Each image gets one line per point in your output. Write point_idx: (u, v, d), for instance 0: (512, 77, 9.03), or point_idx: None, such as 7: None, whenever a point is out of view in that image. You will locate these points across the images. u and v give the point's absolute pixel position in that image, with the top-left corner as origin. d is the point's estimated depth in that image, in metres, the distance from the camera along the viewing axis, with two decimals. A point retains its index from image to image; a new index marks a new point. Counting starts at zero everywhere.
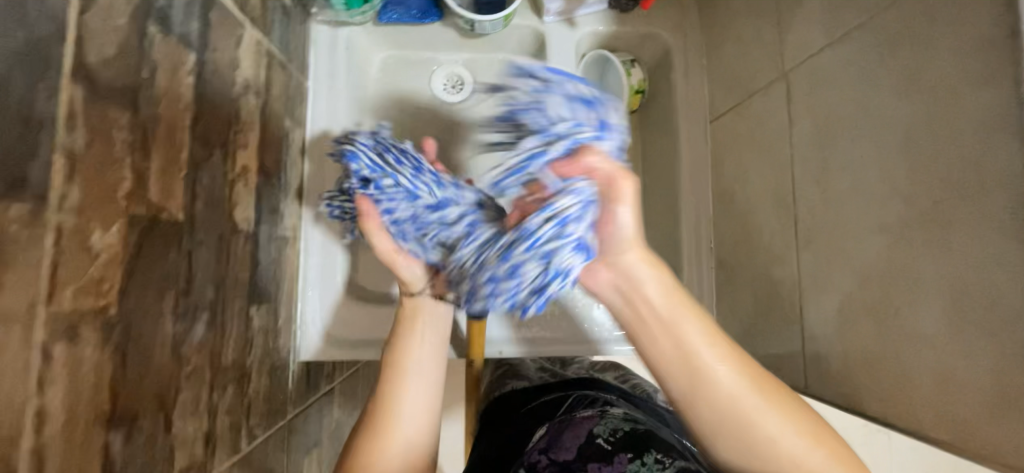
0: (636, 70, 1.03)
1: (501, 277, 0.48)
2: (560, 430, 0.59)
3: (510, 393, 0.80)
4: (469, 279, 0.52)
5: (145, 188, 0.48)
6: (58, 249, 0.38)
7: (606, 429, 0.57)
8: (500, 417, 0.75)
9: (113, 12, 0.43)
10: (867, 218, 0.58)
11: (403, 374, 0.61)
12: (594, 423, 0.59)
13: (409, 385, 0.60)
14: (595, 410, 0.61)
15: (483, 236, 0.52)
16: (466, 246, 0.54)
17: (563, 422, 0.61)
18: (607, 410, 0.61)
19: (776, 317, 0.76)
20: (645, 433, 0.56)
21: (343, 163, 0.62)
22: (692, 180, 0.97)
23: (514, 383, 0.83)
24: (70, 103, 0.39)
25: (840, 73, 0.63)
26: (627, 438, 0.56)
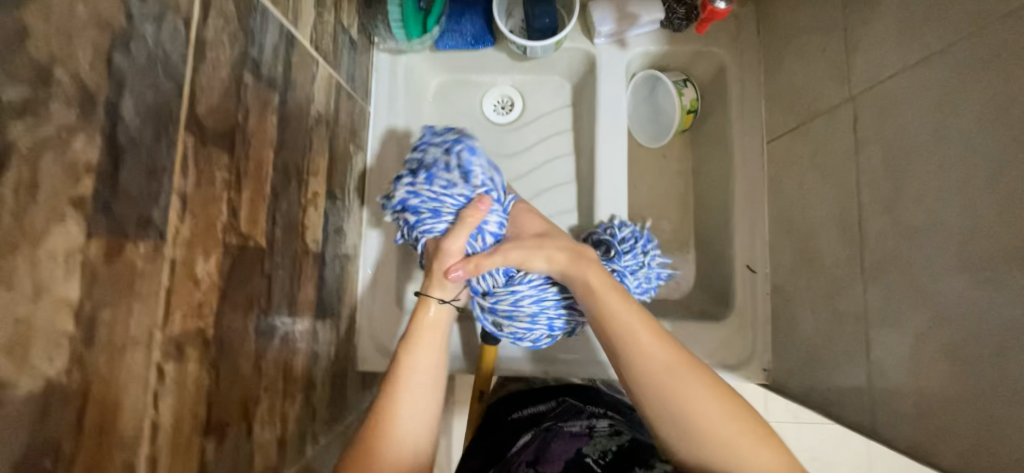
0: (688, 89, 1.01)
1: (555, 325, 0.75)
2: (548, 443, 0.62)
3: (508, 394, 0.83)
4: (523, 317, 0.73)
5: (237, 219, 0.53)
6: (172, 279, 0.44)
7: (596, 450, 0.60)
8: (491, 416, 0.79)
9: (218, 66, 0.49)
10: (949, 255, 0.55)
11: (413, 382, 0.63)
12: (584, 442, 0.61)
13: (418, 393, 0.62)
14: (583, 426, 0.64)
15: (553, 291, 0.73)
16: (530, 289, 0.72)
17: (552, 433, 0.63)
18: (595, 427, 0.64)
19: (837, 351, 0.72)
20: (631, 451, 0.59)
21: (451, 161, 0.69)
22: (746, 201, 0.94)
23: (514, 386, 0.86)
24: (184, 150, 0.44)
25: (917, 99, 0.59)
26: (616, 458, 0.59)
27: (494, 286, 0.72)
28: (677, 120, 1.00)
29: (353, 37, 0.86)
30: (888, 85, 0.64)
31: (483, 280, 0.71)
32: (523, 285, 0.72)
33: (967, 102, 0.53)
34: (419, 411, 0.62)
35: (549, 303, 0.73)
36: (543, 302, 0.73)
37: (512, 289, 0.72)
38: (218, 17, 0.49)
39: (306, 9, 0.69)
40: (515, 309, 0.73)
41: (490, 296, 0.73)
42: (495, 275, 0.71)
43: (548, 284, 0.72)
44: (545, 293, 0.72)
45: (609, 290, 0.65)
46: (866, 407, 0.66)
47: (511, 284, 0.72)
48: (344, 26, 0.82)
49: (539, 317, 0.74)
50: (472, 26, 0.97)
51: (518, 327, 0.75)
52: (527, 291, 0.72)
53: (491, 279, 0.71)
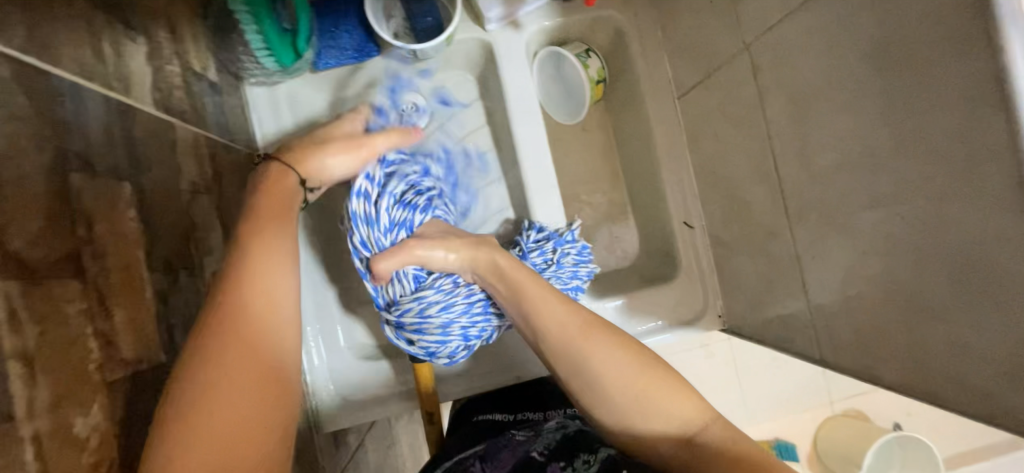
0: (593, 60, 0.98)
1: (467, 332, 0.73)
2: (497, 447, 0.61)
3: (463, 410, 0.82)
4: (431, 332, 0.71)
5: (118, 347, 0.45)
6: (43, 458, 0.36)
7: (541, 445, 0.59)
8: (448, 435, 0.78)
9: (27, 182, 0.39)
10: (860, 194, 0.57)
11: (253, 312, 0.50)
12: (531, 441, 0.60)
13: (264, 337, 0.49)
14: (532, 427, 0.63)
15: (458, 300, 0.72)
16: (433, 299, 0.71)
17: (503, 437, 0.62)
18: (544, 425, 0.63)
19: (779, 293, 0.75)
20: (577, 439, 0.58)
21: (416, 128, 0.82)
22: (670, 161, 0.94)
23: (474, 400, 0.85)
24: (8, 303, 0.36)
25: (804, 44, 0.60)
26: (560, 448, 0.58)
27: (400, 296, 0.72)
28: (588, 93, 0.97)
29: (212, 80, 0.75)
30: (778, 30, 0.64)
31: (390, 289, 0.72)
32: (431, 290, 0.71)
33: (850, 43, 0.54)
34: (269, 352, 0.48)
35: (460, 309, 0.72)
36: (453, 306, 0.71)
37: (417, 296, 0.71)
38: (6, 121, 0.39)
39: (137, 67, 0.57)
40: (425, 320, 0.71)
41: (397, 308, 0.72)
42: (403, 284, 0.72)
43: (459, 285, 0.72)
44: (454, 297, 0.71)
45: (523, 275, 0.66)
46: (812, 341, 0.70)
47: (418, 291, 0.71)
48: (195, 71, 0.71)
49: (450, 326, 0.72)
50: (350, 37, 0.87)
51: (431, 340, 0.72)
52: (436, 296, 0.71)
53: (399, 287, 0.72)
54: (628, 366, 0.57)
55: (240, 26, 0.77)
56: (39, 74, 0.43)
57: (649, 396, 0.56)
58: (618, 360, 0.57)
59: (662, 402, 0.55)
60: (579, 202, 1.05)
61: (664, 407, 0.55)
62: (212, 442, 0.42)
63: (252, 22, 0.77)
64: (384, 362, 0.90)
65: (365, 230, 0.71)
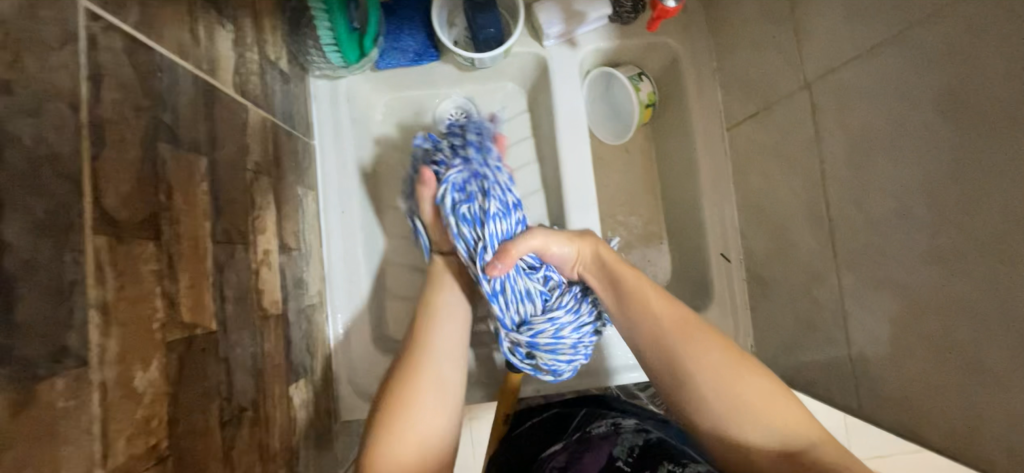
0: (645, 84, 0.99)
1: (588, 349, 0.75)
2: (580, 452, 0.65)
3: (527, 411, 0.86)
4: (563, 348, 0.72)
5: (178, 310, 0.47)
6: (105, 405, 0.38)
7: (624, 450, 0.63)
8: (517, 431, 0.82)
9: (124, 146, 0.43)
10: (917, 245, 0.55)
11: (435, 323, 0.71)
12: (613, 445, 0.64)
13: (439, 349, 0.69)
14: (609, 430, 0.68)
15: (579, 312, 0.73)
16: (560, 313, 0.72)
17: (583, 443, 0.67)
18: (621, 427, 0.67)
19: (818, 336, 0.73)
20: (658, 447, 0.61)
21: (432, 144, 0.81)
22: (713, 191, 0.94)
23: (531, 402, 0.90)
24: (96, 255, 0.38)
25: (871, 88, 0.59)
26: (643, 455, 0.60)
27: (529, 315, 0.71)
28: (637, 117, 0.99)
29: (282, 69, 0.79)
30: (842, 71, 0.64)
31: (518, 304, 0.71)
32: (561, 311, 0.72)
33: (922, 90, 0.53)
34: (442, 357, 0.68)
35: (586, 329, 0.74)
36: (580, 327, 0.73)
37: (549, 316, 0.71)
38: (114, 89, 0.42)
39: (223, 51, 0.61)
40: (558, 340, 0.71)
41: (529, 327, 0.71)
42: (533, 302, 0.72)
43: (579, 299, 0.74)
44: (580, 317, 0.73)
45: (632, 275, 0.69)
46: (850, 390, 0.68)
47: (548, 310, 0.72)
48: (270, 59, 0.75)
49: (579, 347, 0.74)
50: (413, 41, 0.91)
51: (559, 362, 0.73)
52: (567, 316, 0.71)
53: (529, 306, 0.71)
54: (720, 364, 0.61)
55: (315, 22, 0.80)
56: (145, 48, 0.46)
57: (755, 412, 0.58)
58: (714, 360, 0.61)
59: (765, 414, 0.58)
60: (615, 222, 1.05)
61: (765, 417, 0.58)
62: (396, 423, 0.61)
63: (325, 18, 0.80)
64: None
65: (498, 225, 0.71)
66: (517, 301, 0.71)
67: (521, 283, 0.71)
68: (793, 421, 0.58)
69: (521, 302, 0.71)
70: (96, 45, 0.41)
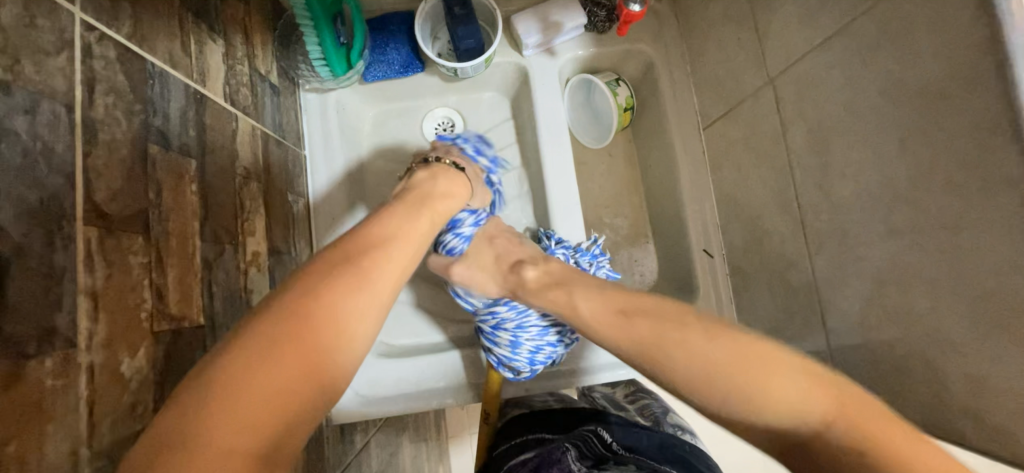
0: (622, 88, 1.03)
1: (535, 354, 0.77)
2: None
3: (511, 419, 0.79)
4: (504, 344, 0.77)
5: (166, 303, 0.50)
6: (92, 388, 0.40)
7: None
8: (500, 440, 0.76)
9: (116, 145, 0.46)
10: (875, 223, 0.58)
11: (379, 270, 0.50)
12: None
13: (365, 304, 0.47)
14: (585, 471, 0.58)
15: (526, 315, 0.74)
16: (504, 312, 0.74)
17: (560, 452, 0.61)
18: (598, 471, 0.58)
19: (797, 324, 0.74)
20: None
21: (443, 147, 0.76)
22: (692, 189, 0.96)
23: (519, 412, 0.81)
24: (86, 245, 0.41)
25: (826, 78, 0.63)
26: None
27: (478, 306, 0.77)
28: (616, 120, 1.02)
29: (273, 82, 0.83)
30: (800, 65, 0.67)
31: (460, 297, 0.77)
32: (504, 307, 0.74)
33: (869, 77, 0.57)
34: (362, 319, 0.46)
35: (533, 331, 0.75)
36: (526, 325, 0.75)
37: (491, 310, 0.75)
38: (107, 93, 0.45)
39: (214, 63, 0.65)
40: (497, 332, 0.76)
41: (478, 316, 0.78)
42: (477, 295, 0.76)
43: (531, 305, 0.73)
44: (527, 317, 0.74)
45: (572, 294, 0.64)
46: None
47: (492, 305, 0.75)
48: (261, 73, 0.79)
49: (520, 344, 0.76)
50: (399, 54, 0.95)
51: (501, 353, 0.78)
52: (507, 312, 0.74)
53: (475, 300, 0.76)
54: (705, 350, 0.51)
55: (304, 39, 0.85)
56: (137, 57, 0.50)
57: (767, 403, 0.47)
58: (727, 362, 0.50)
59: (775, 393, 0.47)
60: (600, 224, 1.08)
61: (763, 393, 0.47)
62: (262, 402, 0.38)
63: (314, 36, 0.85)
64: (437, 355, 0.92)
65: (453, 239, 0.74)
66: (466, 292, 0.76)
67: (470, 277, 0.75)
68: (806, 400, 0.46)
69: (469, 292, 0.76)
70: (91, 53, 0.44)
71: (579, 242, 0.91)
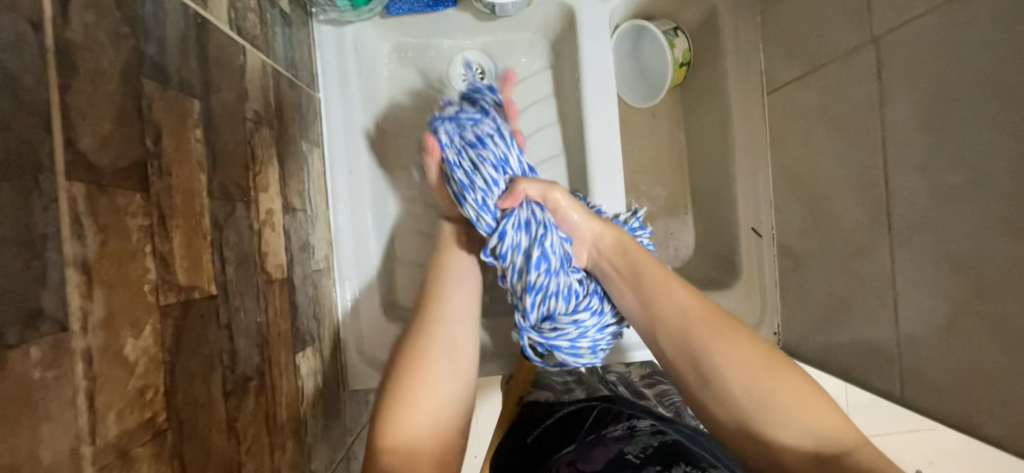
0: (680, 40, 0.91)
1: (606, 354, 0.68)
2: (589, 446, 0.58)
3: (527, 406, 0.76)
4: (585, 353, 0.66)
5: (173, 272, 0.42)
6: (92, 375, 0.34)
7: (637, 447, 0.55)
8: (520, 427, 0.72)
9: (102, 79, 0.36)
10: (995, 219, 0.50)
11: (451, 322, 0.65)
12: (625, 443, 0.56)
13: (434, 364, 0.61)
14: (624, 429, 0.59)
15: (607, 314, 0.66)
16: (589, 317, 0.64)
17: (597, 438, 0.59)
18: (636, 427, 0.59)
19: (860, 317, 0.68)
20: (675, 446, 0.54)
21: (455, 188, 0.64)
22: (747, 160, 0.87)
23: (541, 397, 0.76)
24: (72, 205, 0.33)
25: (959, 40, 0.52)
26: (657, 453, 0.53)
27: (558, 313, 0.63)
28: (670, 77, 0.91)
29: (284, 10, 0.71)
30: (921, 22, 0.56)
31: (539, 302, 0.62)
32: (588, 312, 0.64)
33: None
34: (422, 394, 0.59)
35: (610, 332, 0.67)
36: (605, 327, 0.66)
37: (575, 319, 0.64)
38: (86, 10, 0.35)
39: None
40: (577, 344, 0.64)
41: (552, 324, 0.64)
42: (565, 299, 0.63)
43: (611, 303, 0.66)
44: (607, 316, 0.66)
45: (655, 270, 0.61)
46: (891, 375, 0.63)
47: (575, 312, 0.64)
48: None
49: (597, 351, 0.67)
50: None
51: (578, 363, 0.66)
52: (592, 320, 0.65)
53: (557, 306, 0.63)
54: (700, 335, 0.56)
55: None
56: None
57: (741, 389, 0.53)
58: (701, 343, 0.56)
59: (749, 384, 0.53)
60: (638, 192, 0.99)
61: (757, 397, 0.53)
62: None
63: None
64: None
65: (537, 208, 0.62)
66: (552, 298, 0.62)
67: (561, 280, 0.62)
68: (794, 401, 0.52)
69: (556, 298, 0.62)
70: None
71: (618, 213, 0.83)
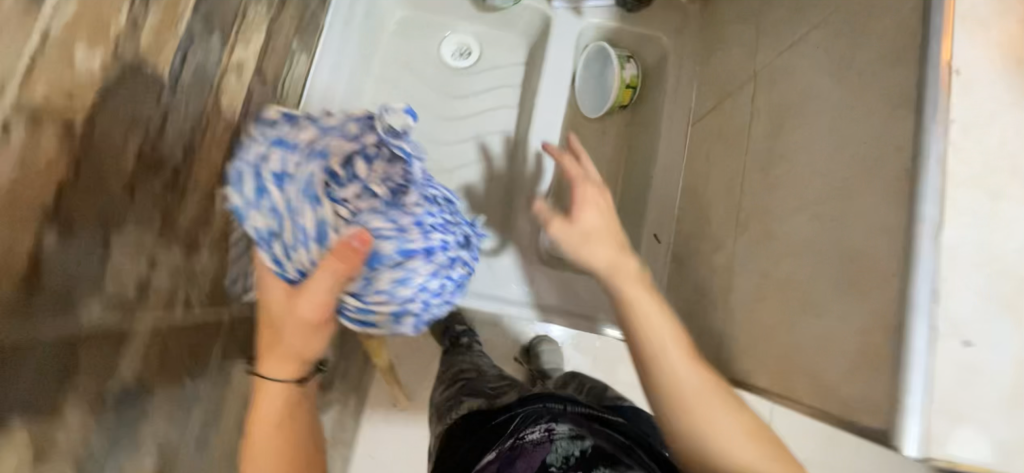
0: (630, 66, 1.07)
1: (453, 293, 0.63)
2: (512, 458, 0.60)
3: (461, 416, 0.74)
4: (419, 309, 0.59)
5: (136, 33, 0.53)
6: (39, 41, 0.42)
7: (559, 457, 0.58)
8: (459, 434, 0.71)
9: None
10: (796, 200, 0.59)
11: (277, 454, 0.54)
12: (547, 450, 0.59)
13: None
14: (542, 430, 0.61)
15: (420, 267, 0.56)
16: (402, 284, 0.56)
17: (516, 441, 0.61)
18: (554, 428, 0.61)
19: (705, 303, 0.77)
20: (597, 455, 0.57)
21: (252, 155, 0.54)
22: (664, 174, 1.00)
23: (470, 407, 0.74)
24: None
25: (797, 68, 0.66)
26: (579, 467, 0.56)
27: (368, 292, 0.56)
28: (615, 92, 1.06)
29: None
30: (780, 58, 0.71)
31: (288, 260, 0.53)
32: (402, 273, 0.55)
33: (856, 57, 0.57)
34: None
35: (441, 278, 0.59)
36: (430, 281, 0.58)
37: (390, 287, 0.55)
38: None
39: None
40: (407, 305, 0.58)
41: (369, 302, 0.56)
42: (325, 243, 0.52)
43: (425, 258, 0.56)
44: (425, 272, 0.57)
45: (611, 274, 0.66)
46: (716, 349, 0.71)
47: (384, 285, 0.55)
48: None
49: (435, 306, 0.61)
50: None
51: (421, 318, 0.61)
52: (407, 284, 0.56)
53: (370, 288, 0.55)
54: (691, 373, 0.57)
55: None
56: None
57: (683, 411, 0.55)
58: (673, 396, 0.56)
59: (709, 429, 0.54)
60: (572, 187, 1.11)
61: (734, 452, 0.53)
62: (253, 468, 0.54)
63: None
64: None
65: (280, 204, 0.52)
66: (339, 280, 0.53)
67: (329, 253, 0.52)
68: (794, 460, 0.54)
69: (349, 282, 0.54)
70: None
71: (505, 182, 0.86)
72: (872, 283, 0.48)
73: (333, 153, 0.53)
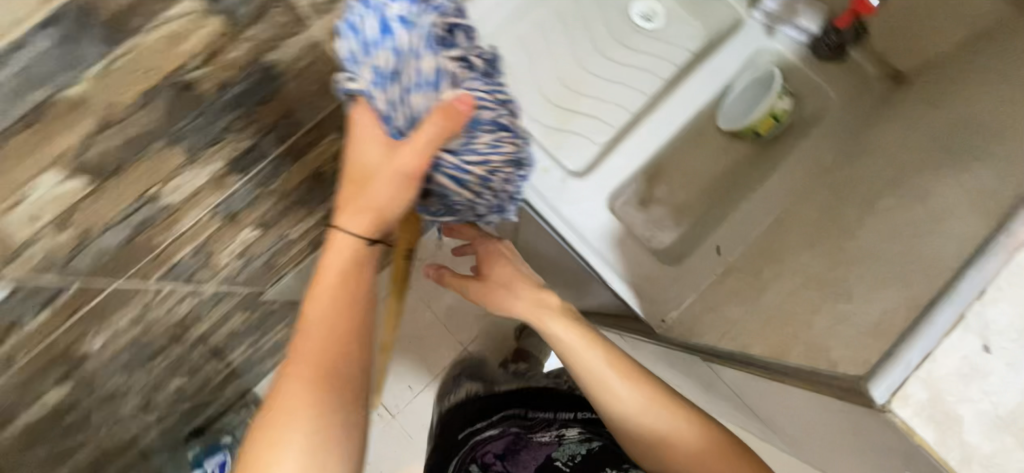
0: (785, 101, 1.07)
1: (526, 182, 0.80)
2: (521, 447, 0.96)
3: (474, 401, 1.13)
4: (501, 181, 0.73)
5: None
6: None
7: (565, 454, 0.90)
8: (472, 414, 1.10)
9: None
10: None
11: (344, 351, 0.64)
12: (552, 448, 0.93)
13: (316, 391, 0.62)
14: (552, 435, 0.96)
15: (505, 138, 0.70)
16: (492, 150, 0.69)
17: (523, 437, 0.98)
18: (564, 435, 0.94)
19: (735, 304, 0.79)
20: (597, 453, 0.87)
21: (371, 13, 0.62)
22: (757, 204, 1.03)
23: (471, 389, 1.21)
24: None
25: None
26: (583, 462, 0.87)
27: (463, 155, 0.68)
28: (758, 114, 1.06)
29: None
30: None
31: (397, 112, 0.63)
32: (493, 141, 0.69)
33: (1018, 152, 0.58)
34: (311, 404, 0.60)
35: (518, 156, 0.73)
36: (513, 151, 0.72)
37: (483, 148, 0.68)
38: None
39: None
40: (492, 173, 0.71)
41: (465, 165, 0.68)
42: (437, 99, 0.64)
43: (508, 134, 0.71)
44: (510, 146, 0.71)
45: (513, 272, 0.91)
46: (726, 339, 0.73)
47: (481, 145, 0.68)
48: None
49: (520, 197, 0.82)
50: None
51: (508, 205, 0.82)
52: (497, 149, 0.70)
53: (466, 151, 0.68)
54: (596, 360, 0.79)
55: None
56: None
57: (613, 405, 0.77)
58: (590, 375, 0.79)
59: (620, 407, 0.77)
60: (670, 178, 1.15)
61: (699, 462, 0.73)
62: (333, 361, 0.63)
63: None
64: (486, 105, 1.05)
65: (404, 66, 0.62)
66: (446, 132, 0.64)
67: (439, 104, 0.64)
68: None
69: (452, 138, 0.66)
70: None
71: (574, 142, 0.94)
72: (920, 288, 0.55)
73: (432, 21, 0.63)
